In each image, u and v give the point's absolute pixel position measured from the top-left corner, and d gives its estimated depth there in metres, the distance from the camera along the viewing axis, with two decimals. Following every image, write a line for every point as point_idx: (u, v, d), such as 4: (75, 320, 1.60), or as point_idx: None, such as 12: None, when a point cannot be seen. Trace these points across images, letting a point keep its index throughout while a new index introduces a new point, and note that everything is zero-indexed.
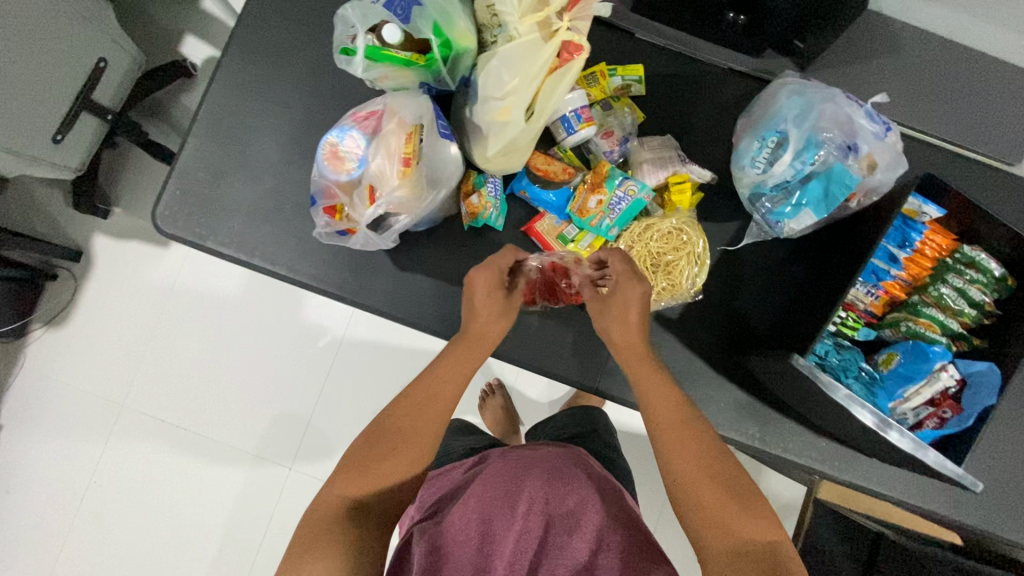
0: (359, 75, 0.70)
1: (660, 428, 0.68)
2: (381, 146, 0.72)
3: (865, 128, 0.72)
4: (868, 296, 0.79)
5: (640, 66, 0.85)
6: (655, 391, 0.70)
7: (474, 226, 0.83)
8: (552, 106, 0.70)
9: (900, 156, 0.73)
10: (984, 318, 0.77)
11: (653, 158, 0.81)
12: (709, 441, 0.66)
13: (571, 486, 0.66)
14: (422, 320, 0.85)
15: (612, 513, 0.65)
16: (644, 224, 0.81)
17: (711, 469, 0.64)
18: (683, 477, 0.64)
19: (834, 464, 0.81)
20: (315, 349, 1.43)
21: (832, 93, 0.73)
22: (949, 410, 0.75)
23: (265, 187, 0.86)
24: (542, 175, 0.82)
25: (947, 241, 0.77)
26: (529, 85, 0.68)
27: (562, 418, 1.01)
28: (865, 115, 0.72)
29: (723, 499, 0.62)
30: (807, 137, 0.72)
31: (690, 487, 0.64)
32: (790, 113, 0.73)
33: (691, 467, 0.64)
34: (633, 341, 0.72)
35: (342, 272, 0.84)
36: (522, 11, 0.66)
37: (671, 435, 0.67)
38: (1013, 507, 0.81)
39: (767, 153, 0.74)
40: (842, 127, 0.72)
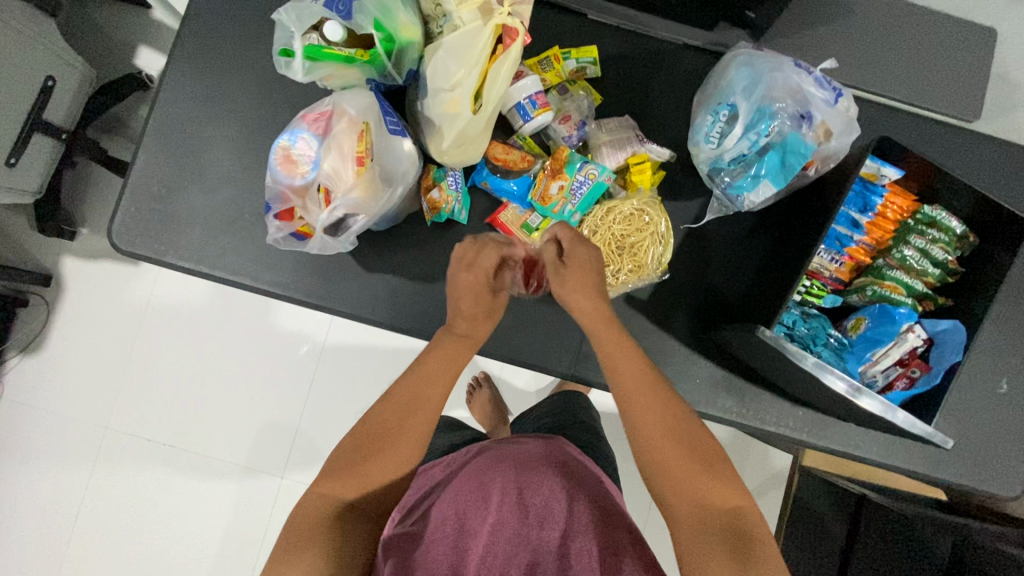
0: (299, 78, 0.68)
1: (642, 401, 0.66)
2: (333, 148, 0.70)
3: (816, 95, 0.71)
4: (833, 264, 0.79)
5: (594, 47, 0.85)
6: (620, 361, 0.69)
7: (437, 221, 0.83)
8: (498, 92, 0.69)
9: (853, 120, 0.72)
10: (949, 276, 0.77)
11: (612, 140, 0.81)
12: (686, 420, 0.65)
13: (544, 475, 0.67)
14: (393, 318, 0.84)
15: (586, 506, 0.65)
16: (606, 207, 0.80)
17: (681, 442, 0.64)
18: (654, 452, 0.64)
19: (811, 431, 0.82)
20: (298, 357, 1.42)
21: (781, 62, 0.71)
22: (918, 368, 0.74)
23: (223, 197, 0.84)
24: (501, 165, 0.81)
25: (907, 202, 0.77)
26: (473, 73, 0.67)
27: (545, 407, 1.01)
28: (813, 81, 0.71)
29: (699, 479, 0.62)
30: (759, 108, 0.71)
31: (661, 468, 0.64)
32: (739, 86, 0.73)
33: (672, 448, 0.64)
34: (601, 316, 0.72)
35: (308, 277, 0.83)
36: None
37: (641, 406, 0.66)
38: (985, 456, 0.83)
39: (720, 126, 0.74)
40: (795, 97, 0.71)
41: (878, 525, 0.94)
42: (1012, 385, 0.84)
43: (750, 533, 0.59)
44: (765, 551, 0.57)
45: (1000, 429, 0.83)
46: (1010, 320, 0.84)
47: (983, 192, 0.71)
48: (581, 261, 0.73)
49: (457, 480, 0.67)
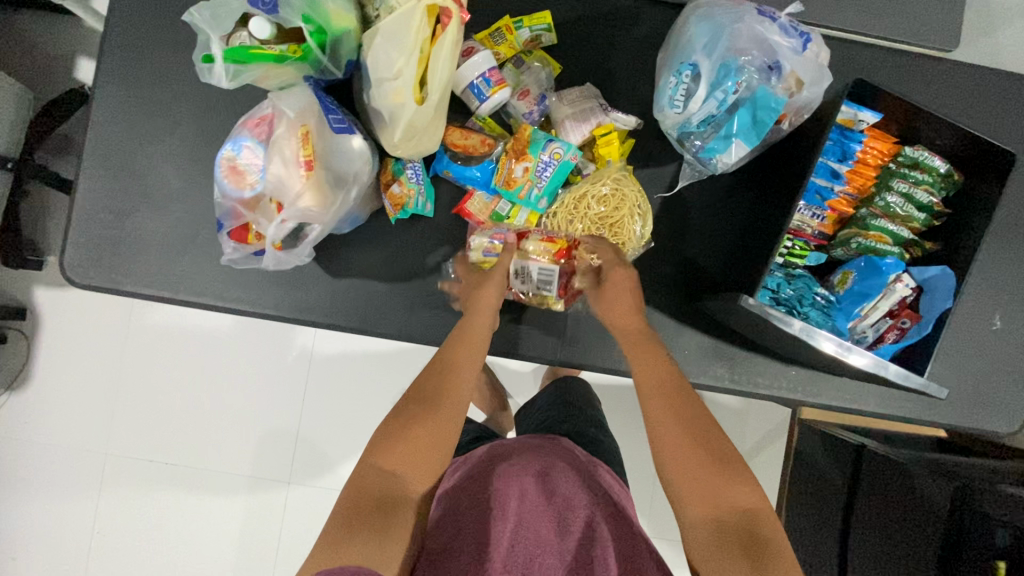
0: (226, 85, 0.64)
1: (653, 401, 0.67)
2: (278, 154, 0.66)
3: (782, 44, 0.66)
4: (814, 220, 0.76)
5: (547, 12, 0.80)
6: (641, 361, 0.70)
7: (402, 217, 0.80)
8: (444, 77, 0.63)
9: (824, 67, 0.67)
10: (934, 220, 0.75)
11: (575, 113, 0.77)
12: (700, 419, 0.66)
13: (559, 481, 0.68)
14: (369, 323, 0.81)
15: (598, 508, 0.67)
16: (577, 194, 0.77)
17: (697, 440, 0.64)
18: (670, 452, 0.64)
19: (806, 389, 0.81)
20: (291, 363, 1.40)
21: (742, 11, 0.66)
22: (908, 319, 0.72)
23: (175, 216, 0.80)
24: (461, 151, 0.77)
25: (887, 146, 0.74)
26: (414, 59, 0.62)
27: (546, 400, 1.02)
28: (779, 29, 0.66)
29: (715, 479, 0.61)
30: (722, 64, 0.67)
31: (677, 470, 0.63)
32: (699, 44, 0.68)
33: (690, 451, 0.63)
34: (631, 323, 0.73)
35: (275, 291, 0.80)
36: None
37: (659, 406, 0.67)
38: (981, 395, 0.83)
39: (685, 89, 0.68)
40: (760, 48, 0.66)
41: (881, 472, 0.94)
42: (1006, 322, 0.82)
43: (761, 529, 0.58)
44: (776, 550, 0.56)
45: (992, 366, 0.83)
46: (1001, 256, 0.81)
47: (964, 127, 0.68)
48: (626, 284, 0.73)
49: (471, 485, 0.67)
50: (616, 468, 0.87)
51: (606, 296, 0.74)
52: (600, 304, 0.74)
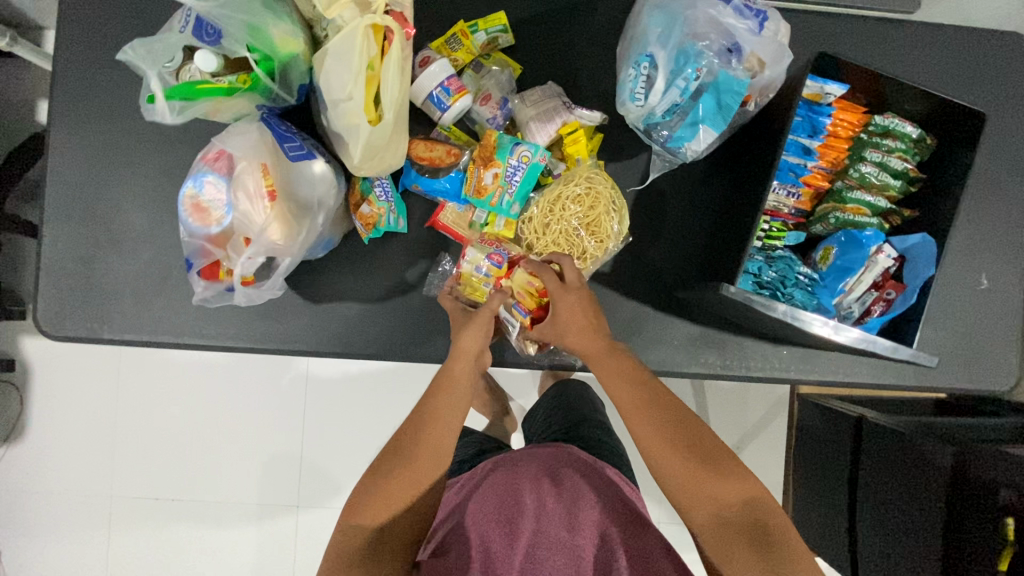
0: (169, 120, 0.62)
1: (635, 417, 0.66)
2: (239, 189, 0.64)
3: (739, 25, 0.64)
4: (790, 198, 0.74)
5: (501, 14, 0.79)
6: (614, 373, 0.68)
7: (376, 237, 0.79)
8: (395, 95, 0.61)
9: (784, 45, 0.66)
10: (911, 185, 0.74)
11: (538, 113, 0.76)
12: (685, 420, 0.66)
13: (566, 486, 0.69)
14: (355, 347, 0.80)
15: (607, 508, 0.68)
16: (551, 197, 0.76)
17: (688, 447, 0.63)
18: (664, 464, 0.64)
19: (799, 367, 0.80)
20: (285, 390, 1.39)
21: None
22: (892, 290, 0.71)
23: (145, 258, 0.79)
24: (427, 164, 0.75)
25: (857, 116, 0.73)
26: (364, 79, 0.60)
27: (551, 402, 1.04)
28: (733, 11, 0.65)
29: (712, 481, 0.62)
30: (679, 52, 0.65)
31: (676, 479, 0.63)
32: (652, 35, 0.66)
33: (682, 456, 0.63)
34: (595, 337, 0.70)
35: (255, 323, 0.79)
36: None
37: (639, 421, 0.66)
38: (970, 355, 0.83)
39: (644, 80, 0.66)
40: (717, 31, 0.65)
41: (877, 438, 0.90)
42: (992, 281, 0.83)
43: (768, 522, 0.60)
44: (788, 545, 0.58)
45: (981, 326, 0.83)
46: (981, 216, 0.81)
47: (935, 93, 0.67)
48: (573, 302, 0.70)
49: (476, 498, 0.68)
50: (618, 465, 0.86)
51: (554, 318, 0.71)
52: (552, 328, 0.72)
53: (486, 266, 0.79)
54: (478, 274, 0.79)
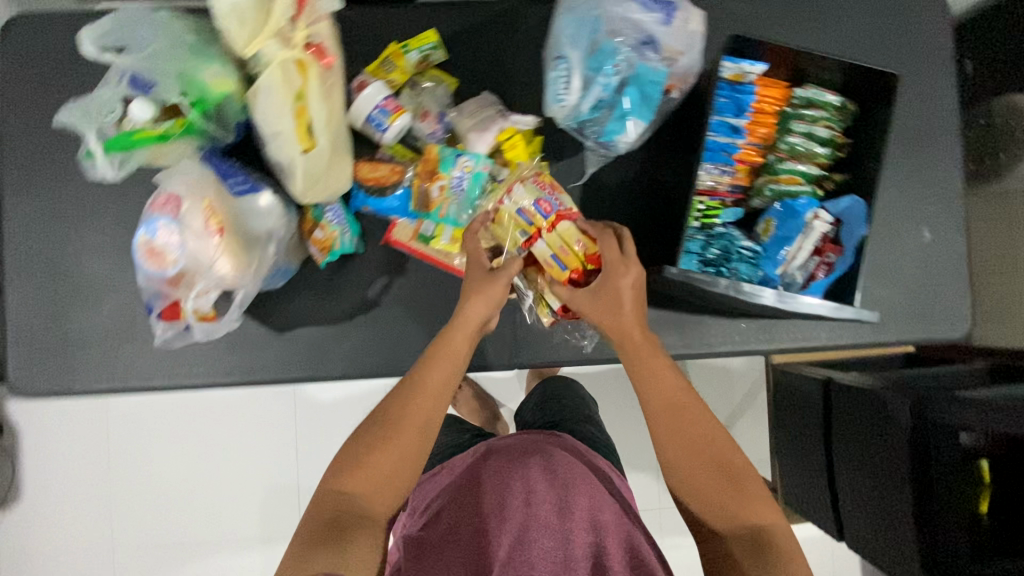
0: (111, 175, 0.66)
1: (657, 413, 0.71)
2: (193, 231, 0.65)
3: (646, 19, 0.68)
4: (725, 175, 0.76)
5: (431, 31, 0.81)
6: (646, 373, 0.72)
7: (332, 260, 0.80)
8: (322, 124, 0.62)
9: (693, 33, 0.69)
10: (839, 151, 0.76)
11: (475, 123, 0.78)
12: (697, 423, 0.71)
13: (563, 471, 0.74)
14: (327, 369, 0.82)
15: (603, 498, 0.73)
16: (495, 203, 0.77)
17: (704, 452, 0.69)
18: (681, 461, 0.69)
19: (758, 337, 0.83)
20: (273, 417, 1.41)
21: None
22: (832, 253, 0.73)
23: (110, 308, 0.80)
24: (375, 184, 0.78)
25: (780, 92, 0.76)
26: (290, 112, 0.61)
27: (540, 397, 1.05)
28: (638, 5, 0.68)
29: (722, 491, 0.68)
30: (596, 54, 0.68)
31: (688, 481, 0.70)
32: (568, 43, 0.68)
33: (694, 459, 0.69)
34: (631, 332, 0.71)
35: (227, 358, 0.81)
36: (246, 39, 0.59)
37: (668, 418, 0.71)
38: (922, 306, 0.86)
39: (566, 81, 0.69)
40: (626, 26, 0.68)
41: (844, 402, 0.90)
42: (933, 233, 0.86)
43: (765, 534, 0.66)
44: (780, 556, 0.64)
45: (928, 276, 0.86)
46: (913, 173, 0.86)
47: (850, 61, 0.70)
48: (636, 274, 0.70)
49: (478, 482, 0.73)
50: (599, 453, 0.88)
51: (620, 307, 0.70)
52: (607, 310, 0.71)
53: (535, 211, 0.71)
54: (519, 216, 0.72)
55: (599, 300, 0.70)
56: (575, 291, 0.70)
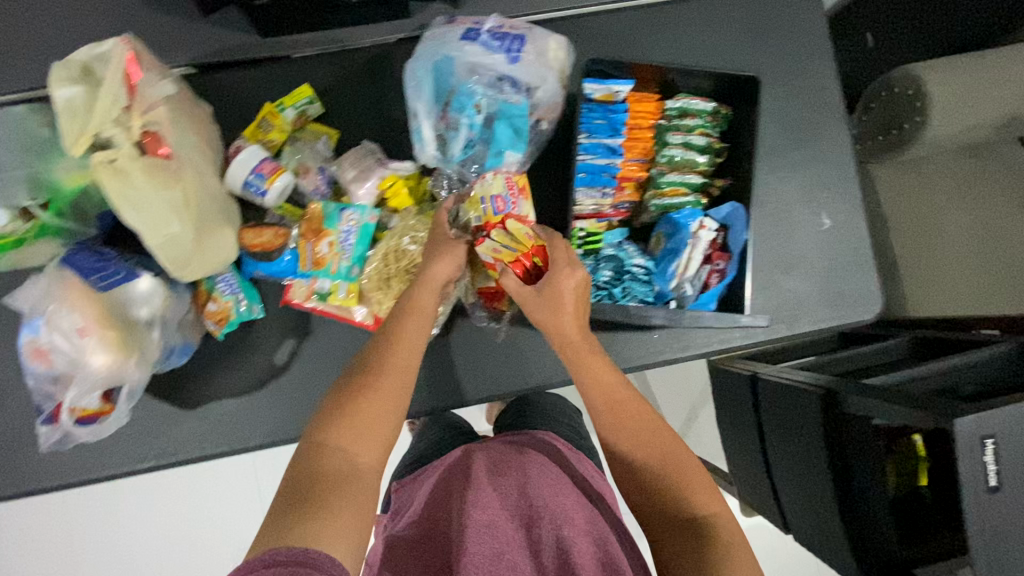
0: None
1: (600, 410, 0.67)
2: (69, 332, 0.65)
3: (494, 57, 0.68)
4: (607, 197, 0.77)
5: (305, 86, 0.80)
6: (595, 372, 0.67)
7: (231, 330, 0.79)
8: (179, 219, 0.60)
9: (544, 60, 0.70)
10: (718, 156, 0.77)
11: (355, 175, 0.77)
12: (640, 416, 0.67)
13: (534, 467, 0.73)
14: (242, 439, 0.80)
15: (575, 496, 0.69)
16: (385, 254, 0.76)
17: (649, 443, 0.66)
18: (634, 449, 0.65)
19: (671, 347, 0.79)
20: (216, 492, 1.25)
21: (441, 42, 0.68)
22: (721, 260, 0.74)
23: (12, 410, 0.78)
24: (261, 250, 0.76)
25: (653, 106, 0.76)
26: (139, 214, 0.58)
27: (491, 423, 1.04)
28: (481, 45, 0.68)
29: (673, 483, 0.63)
30: (454, 102, 0.69)
31: (636, 469, 0.65)
32: (423, 95, 0.69)
33: (652, 441, 0.66)
34: (575, 324, 0.67)
35: (139, 442, 0.79)
36: (74, 142, 0.56)
37: (614, 417, 0.67)
38: (832, 292, 0.87)
39: (432, 133, 0.70)
40: (475, 68, 0.69)
41: (770, 399, 0.90)
42: (833, 219, 0.87)
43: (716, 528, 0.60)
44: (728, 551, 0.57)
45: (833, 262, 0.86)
46: (802, 164, 0.87)
47: (715, 70, 0.70)
48: (578, 283, 0.66)
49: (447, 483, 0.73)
50: None
51: (560, 295, 0.65)
52: (546, 302, 0.66)
53: (489, 204, 0.68)
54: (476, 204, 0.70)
55: (540, 298, 0.66)
56: (521, 287, 0.67)
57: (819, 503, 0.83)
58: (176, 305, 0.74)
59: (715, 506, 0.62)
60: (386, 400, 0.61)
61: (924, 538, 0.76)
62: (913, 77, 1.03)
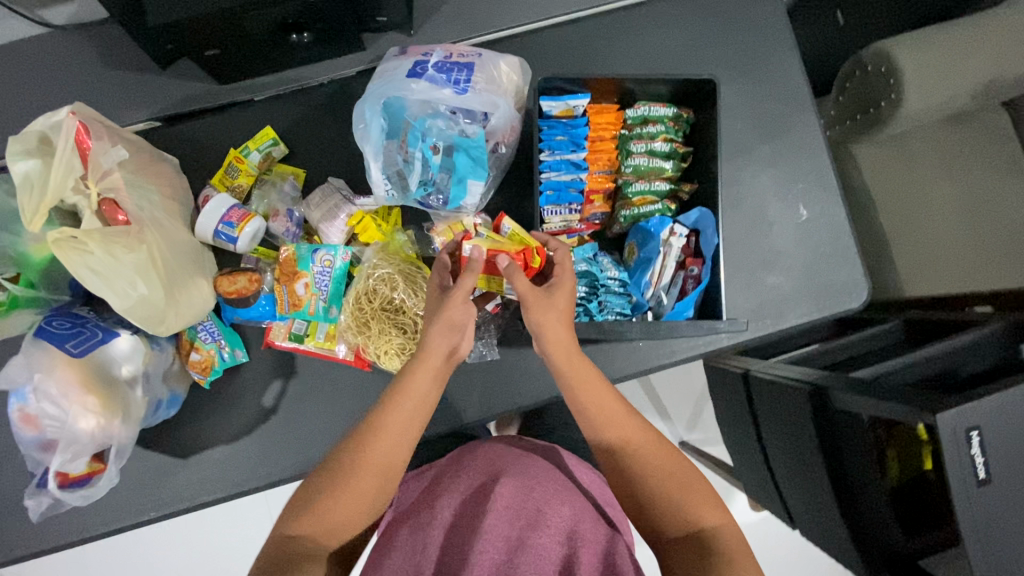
0: None
1: (600, 423, 0.64)
2: (59, 399, 0.65)
3: (440, 90, 0.68)
4: (574, 213, 0.77)
5: (268, 128, 0.81)
6: (588, 386, 0.64)
7: (215, 378, 0.79)
8: (143, 279, 0.61)
9: (493, 85, 0.70)
10: (683, 160, 0.77)
11: (322, 215, 0.78)
12: (637, 426, 0.65)
13: (538, 476, 0.68)
14: (235, 484, 0.80)
15: (578, 506, 0.66)
16: (357, 298, 0.75)
17: (651, 454, 0.64)
18: (637, 461, 0.63)
19: (656, 356, 0.76)
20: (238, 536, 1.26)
21: (386, 83, 0.68)
22: (694, 265, 0.73)
23: (12, 473, 0.80)
24: (236, 297, 0.76)
25: (614, 116, 0.76)
26: (102, 280, 0.59)
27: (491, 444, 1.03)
28: (428, 80, 0.68)
29: (677, 493, 0.61)
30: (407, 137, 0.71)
31: (640, 480, 0.62)
32: (375, 133, 0.69)
33: (656, 451, 0.64)
34: (568, 335, 0.64)
35: (137, 495, 0.80)
36: (32, 219, 0.57)
37: (617, 425, 0.64)
38: (818, 283, 0.85)
39: (389, 173, 0.71)
40: (424, 104, 0.70)
41: (760, 394, 0.91)
42: (812, 209, 0.85)
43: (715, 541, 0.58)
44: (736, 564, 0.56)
45: (816, 252, 0.85)
46: (773, 157, 0.85)
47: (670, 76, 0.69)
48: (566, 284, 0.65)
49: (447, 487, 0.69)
50: None
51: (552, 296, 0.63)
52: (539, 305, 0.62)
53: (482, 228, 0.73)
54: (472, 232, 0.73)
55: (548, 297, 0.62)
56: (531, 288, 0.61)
57: (824, 499, 0.81)
58: (159, 358, 0.74)
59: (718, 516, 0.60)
60: (389, 435, 0.63)
61: (919, 528, 0.77)
62: (885, 55, 0.97)
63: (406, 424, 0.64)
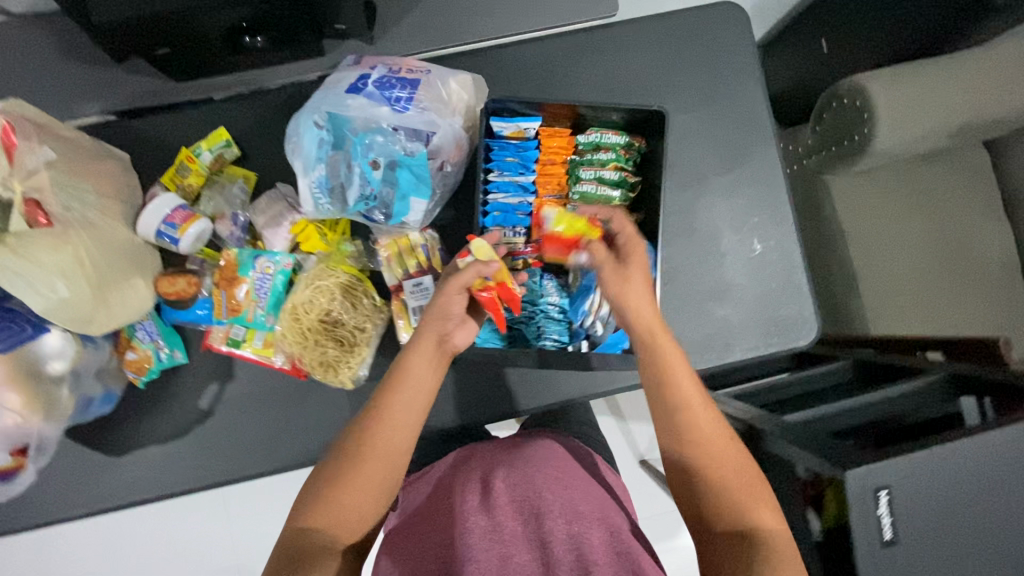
0: None
1: (666, 403, 0.61)
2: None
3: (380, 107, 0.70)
4: (519, 235, 0.75)
5: (222, 128, 0.80)
6: (669, 357, 0.61)
7: (152, 378, 0.79)
8: (64, 280, 0.61)
9: (434, 105, 0.71)
10: (632, 190, 0.76)
11: (267, 221, 0.78)
12: (699, 412, 0.61)
13: (540, 459, 0.66)
14: (167, 485, 0.80)
15: (591, 491, 0.63)
16: (293, 309, 0.75)
17: (721, 436, 0.61)
18: (701, 446, 0.60)
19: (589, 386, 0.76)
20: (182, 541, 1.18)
21: (328, 98, 0.70)
22: None
23: None
24: (175, 298, 0.76)
25: (565, 141, 0.75)
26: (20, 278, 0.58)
27: None
28: (368, 98, 0.70)
29: (741, 483, 0.58)
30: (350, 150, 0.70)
31: (709, 465, 0.59)
32: (312, 146, 0.69)
33: (718, 435, 0.61)
34: (647, 308, 0.62)
35: (68, 490, 0.80)
36: None
37: (689, 413, 0.61)
38: (769, 318, 0.84)
39: (329, 184, 0.70)
40: (365, 119, 0.70)
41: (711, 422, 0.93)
42: (766, 243, 0.84)
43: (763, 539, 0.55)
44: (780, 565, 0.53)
45: (767, 287, 0.84)
46: (729, 189, 0.85)
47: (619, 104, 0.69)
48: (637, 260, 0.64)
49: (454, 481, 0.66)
50: None
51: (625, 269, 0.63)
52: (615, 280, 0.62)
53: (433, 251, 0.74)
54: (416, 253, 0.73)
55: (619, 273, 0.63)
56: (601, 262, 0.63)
57: None
58: (92, 355, 0.74)
59: (770, 514, 0.57)
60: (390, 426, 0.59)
61: None
62: (860, 90, 0.97)
63: (409, 404, 0.61)
